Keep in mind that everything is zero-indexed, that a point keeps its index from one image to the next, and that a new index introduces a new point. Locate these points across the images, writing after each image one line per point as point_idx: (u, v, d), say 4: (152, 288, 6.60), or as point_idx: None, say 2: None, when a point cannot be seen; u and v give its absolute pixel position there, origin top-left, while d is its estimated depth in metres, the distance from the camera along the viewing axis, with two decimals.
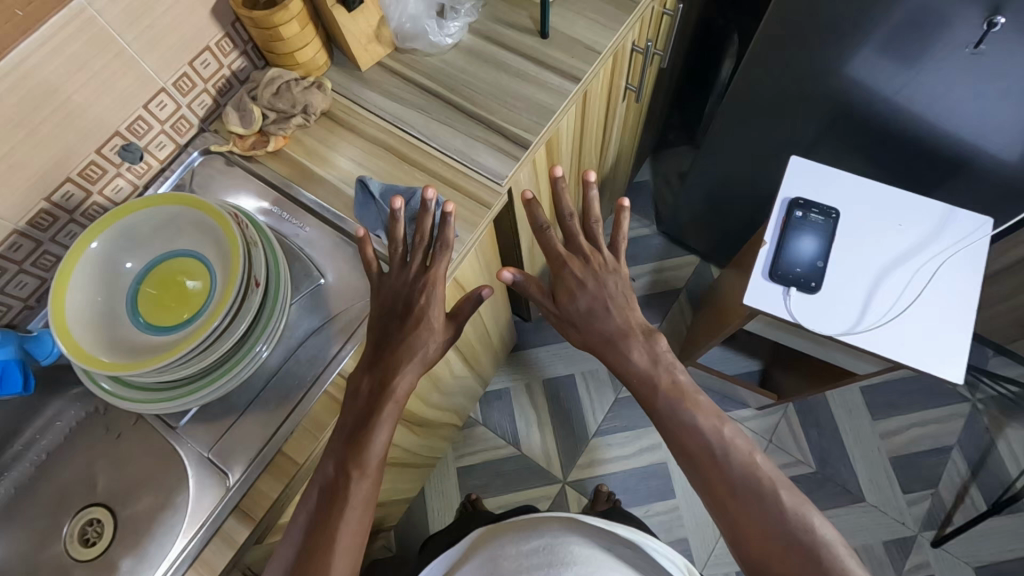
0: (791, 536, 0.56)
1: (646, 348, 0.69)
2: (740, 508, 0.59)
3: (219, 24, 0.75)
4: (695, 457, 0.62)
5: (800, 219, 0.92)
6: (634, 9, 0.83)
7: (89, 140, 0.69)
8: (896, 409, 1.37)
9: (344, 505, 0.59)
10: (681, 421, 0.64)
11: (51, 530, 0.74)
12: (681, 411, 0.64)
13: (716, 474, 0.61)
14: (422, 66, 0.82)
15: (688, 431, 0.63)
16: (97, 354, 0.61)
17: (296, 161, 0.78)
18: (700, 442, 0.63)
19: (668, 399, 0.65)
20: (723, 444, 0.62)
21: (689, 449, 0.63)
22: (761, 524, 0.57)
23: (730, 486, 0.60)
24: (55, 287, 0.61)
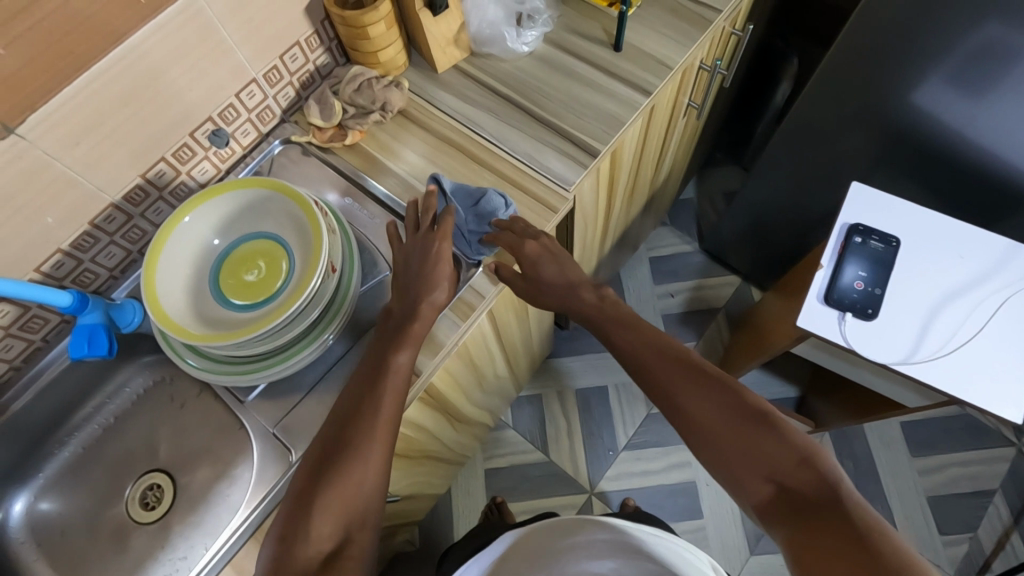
0: (775, 445, 0.55)
1: (594, 290, 0.71)
2: (717, 428, 0.58)
3: (310, 22, 0.78)
4: (671, 395, 0.61)
5: (859, 245, 0.91)
6: (707, 28, 0.84)
7: (184, 123, 0.73)
8: (936, 447, 1.34)
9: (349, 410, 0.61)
10: (651, 357, 0.64)
11: (113, 491, 0.78)
12: (654, 352, 0.65)
13: (690, 404, 0.60)
14: (496, 71, 0.84)
15: (661, 370, 0.63)
16: (184, 324, 0.64)
17: (370, 155, 0.81)
18: (674, 377, 0.62)
19: (642, 342, 0.66)
20: (695, 371, 0.62)
21: (664, 388, 0.62)
22: (743, 446, 0.56)
23: (704, 410, 0.59)
24: (149, 257, 0.65)
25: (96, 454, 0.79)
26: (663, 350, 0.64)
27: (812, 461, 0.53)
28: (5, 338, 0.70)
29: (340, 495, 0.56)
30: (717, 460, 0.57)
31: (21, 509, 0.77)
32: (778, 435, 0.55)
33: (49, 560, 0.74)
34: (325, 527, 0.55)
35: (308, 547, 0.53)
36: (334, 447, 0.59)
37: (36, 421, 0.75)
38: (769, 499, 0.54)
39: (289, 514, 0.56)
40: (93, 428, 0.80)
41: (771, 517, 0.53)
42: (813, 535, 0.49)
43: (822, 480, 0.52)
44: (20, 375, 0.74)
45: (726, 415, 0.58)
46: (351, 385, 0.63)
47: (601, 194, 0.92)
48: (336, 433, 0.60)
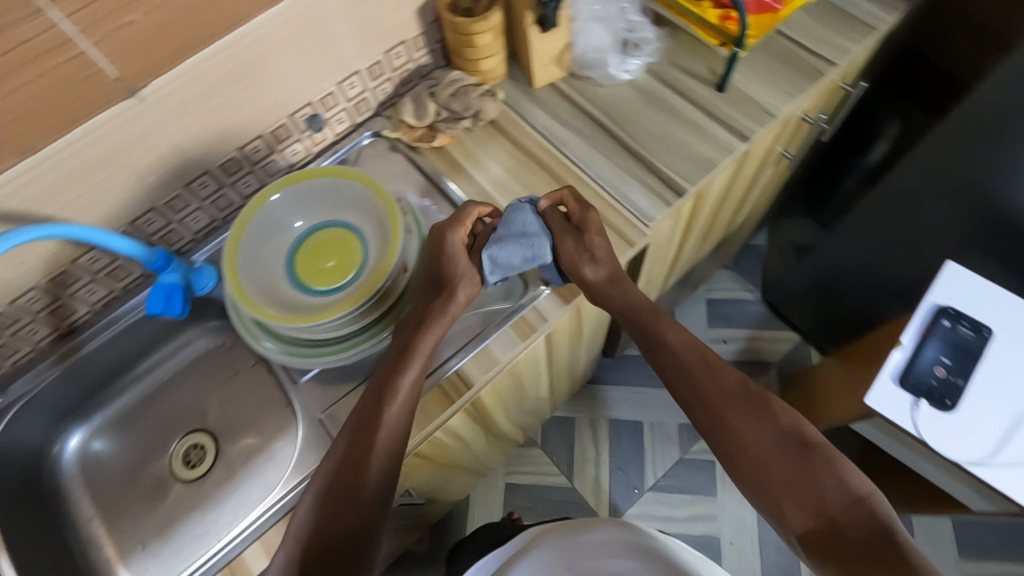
0: (828, 479, 0.56)
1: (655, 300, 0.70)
2: (773, 457, 0.59)
3: (419, 23, 0.79)
4: (727, 418, 0.62)
5: (947, 329, 0.85)
6: (818, 80, 0.81)
7: (286, 106, 0.75)
8: (988, 553, 1.24)
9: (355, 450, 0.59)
10: (706, 382, 0.64)
11: (159, 443, 0.81)
12: (709, 371, 0.65)
13: (747, 432, 0.61)
14: (592, 95, 0.83)
15: (716, 388, 0.64)
16: (255, 296, 0.66)
17: (454, 159, 0.82)
18: (732, 402, 0.63)
19: (698, 362, 0.66)
20: (754, 397, 0.63)
21: (718, 407, 0.62)
22: (796, 478, 0.57)
23: (758, 439, 0.60)
24: (235, 226, 0.67)
25: (150, 405, 0.82)
26: (718, 369, 0.65)
27: (866, 499, 0.54)
28: (91, 283, 0.73)
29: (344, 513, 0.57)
30: (767, 489, 0.58)
31: (75, 445, 0.80)
32: (828, 470, 0.56)
33: (94, 498, 0.78)
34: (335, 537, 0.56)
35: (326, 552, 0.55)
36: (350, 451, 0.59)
37: (103, 365, 0.79)
38: (817, 531, 0.55)
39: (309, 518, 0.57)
40: (152, 379, 0.83)
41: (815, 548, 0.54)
42: (865, 568, 0.49)
43: (875, 518, 0.53)
44: (97, 319, 0.77)
45: (781, 444, 0.59)
46: (364, 398, 0.63)
47: (676, 232, 0.89)
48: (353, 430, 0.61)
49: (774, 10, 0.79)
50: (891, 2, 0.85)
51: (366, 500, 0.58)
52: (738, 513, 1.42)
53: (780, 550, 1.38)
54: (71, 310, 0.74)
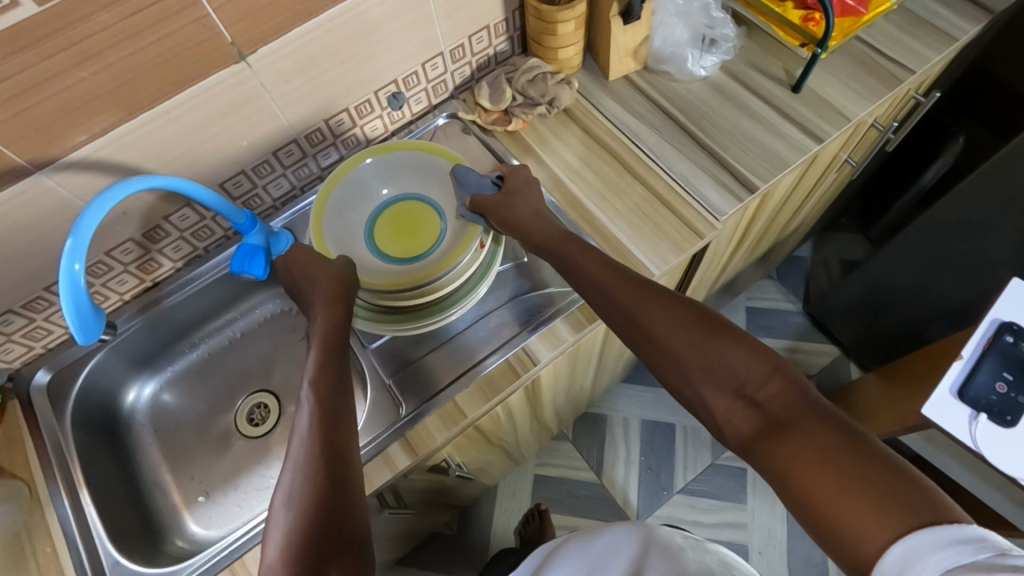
0: (746, 362, 0.49)
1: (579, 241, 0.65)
2: (688, 340, 0.52)
3: (503, 10, 0.81)
4: (642, 314, 0.55)
5: (1009, 345, 0.84)
6: (896, 87, 0.81)
7: (372, 82, 0.78)
8: None
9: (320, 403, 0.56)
10: (617, 289, 0.58)
11: (226, 399, 0.84)
12: (618, 275, 0.59)
13: (659, 322, 0.54)
14: (666, 89, 0.85)
15: (623, 290, 0.58)
16: (326, 243, 0.71)
17: (527, 144, 0.84)
18: (643, 299, 0.56)
19: (607, 267, 0.60)
20: (653, 290, 0.57)
21: (630, 311, 0.56)
22: (713, 359, 0.50)
23: (674, 334, 0.53)
24: (328, 180, 0.74)
25: (219, 363, 0.86)
26: (623, 271, 0.60)
27: (783, 370, 0.48)
28: (178, 240, 0.77)
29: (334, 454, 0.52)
30: (686, 377, 0.51)
31: (148, 395, 0.84)
32: (740, 346, 0.50)
33: (163, 446, 0.81)
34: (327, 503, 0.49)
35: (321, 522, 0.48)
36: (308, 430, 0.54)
37: (181, 320, 0.82)
38: (752, 422, 0.47)
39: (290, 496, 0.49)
40: (222, 338, 0.87)
41: (753, 444, 0.46)
42: (798, 449, 0.42)
43: (798, 394, 0.46)
44: (178, 276, 0.80)
45: (689, 324, 0.53)
46: (314, 364, 0.60)
47: (738, 231, 0.90)
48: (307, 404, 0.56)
49: (858, 13, 0.81)
50: (975, 13, 0.85)
51: (347, 460, 0.53)
52: (767, 523, 1.41)
53: (809, 563, 1.37)
54: (157, 265, 0.78)
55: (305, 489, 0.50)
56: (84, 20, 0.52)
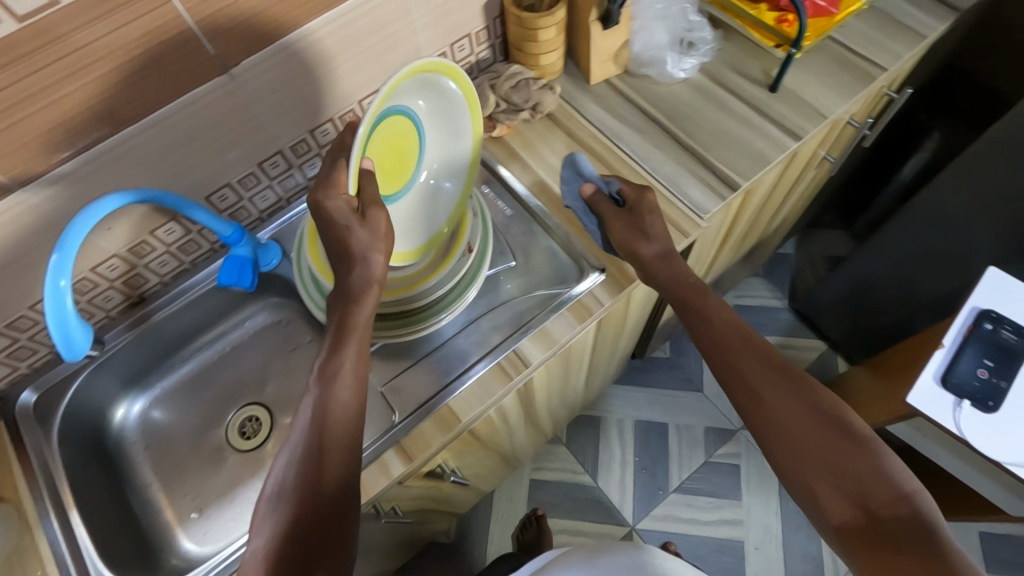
0: (867, 467, 0.50)
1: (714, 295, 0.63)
2: (812, 438, 0.52)
3: (485, 17, 0.82)
4: (764, 396, 0.55)
5: (990, 332, 0.86)
6: (870, 84, 0.83)
7: (357, 92, 0.78)
8: (1015, 568, 1.24)
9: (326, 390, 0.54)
10: (743, 361, 0.57)
11: (217, 414, 0.83)
12: (746, 346, 0.58)
13: (784, 409, 0.54)
14: (648, 92, 0.86)
15: (752, 364, 0.57)
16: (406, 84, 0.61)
17: (512, 150, 0.85)
18: (771, 380, 0.56)
19: (737, 333, 0.59)
20: (782, 371, 0.56)
21: (754, 386, 0.56)
22: (834, 463, 0.51)
23: (797, 421, 0.53)
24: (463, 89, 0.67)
25: (209, 376, 0.85)
26: (753, 342, 0.58)
27: (911, 495, 0.47)
28: (164, 255, 0.76)
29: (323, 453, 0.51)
30: (800, 470, 0.52)
31: (137, 412, 0.83)
32: (860, 455, 0.50)
33: (155, 462, 0.80)
34: (317, 517, 0.48)
35: (302, 533, 0.47)
36: (306, 429, 0.52)
37: (170, 334, 0.81)
38: (856, 525, 0.48)
39: (276, 496, 0.49)
40: (212, 352, 0.86)
41: (854, 544, 0.48)
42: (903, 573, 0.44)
43: (920, 517, 0.47)
44: (165, 291, 0.80)
45: (814, 420, 0.53)
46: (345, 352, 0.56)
47: (722, 230, 0.92)
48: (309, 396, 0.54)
49: (830, 14, 0.82)
50: (944, 12, 0.88)
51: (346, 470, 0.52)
52: (763, 518, 1.42)
53: (805, 557, 1.38)
54: (143, 280, 0.77)
55: (295, 495, 0.48)
56: (67, 36, 0.52)
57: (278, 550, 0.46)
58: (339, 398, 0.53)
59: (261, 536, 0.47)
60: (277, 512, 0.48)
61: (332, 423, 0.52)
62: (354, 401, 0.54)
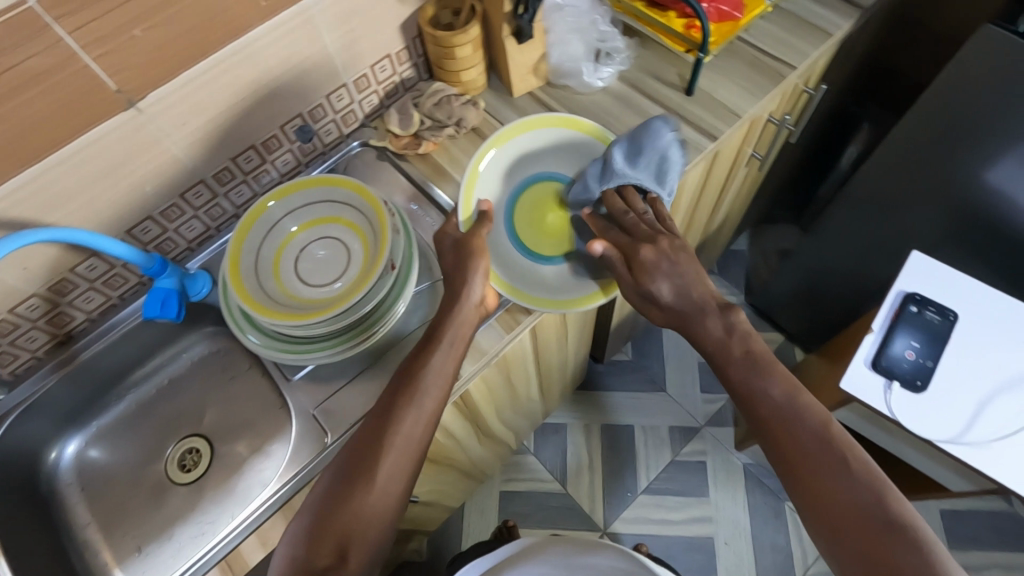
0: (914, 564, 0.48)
1: (722, 320, 0.64)
2: (855, 524, 0.51)
3: (403, 38, 0.84)
4: (812, 477, 0.54)
5: (914, 314, 0.89)
6: (781, 82, 0.86)
7: (277, 118, 0.79)
8: (977, 543, 1.26)
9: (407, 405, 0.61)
10: (790, 430, 0.56)
11: (156, 449, 0.82)
12: (794, 421, 0.56)
13: (837, 493, 0.52)
14: (570, 102, 0.88)
15: (799, 436, 0.56)
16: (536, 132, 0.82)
17: (439, 165, 0.86)
18: (821, 462, 0.54)
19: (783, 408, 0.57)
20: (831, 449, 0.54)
21: (799, 459, 0.55)
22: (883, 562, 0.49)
23: (846, 501, 0.52)
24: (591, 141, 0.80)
25: (147, 412, 0.84)
26: (804, 421, 0.56)
27: None
28: (89, 291, 0.76)
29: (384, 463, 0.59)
30: (845, 556, 0.51)
31: (72, 453, 0.81)
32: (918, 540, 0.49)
33: (92, 503, 0.79)
34: (359, 509, 0.57)
35: (344, 511, 0.57)
36: (375, 423, 0.62)
37: (103, 370, 0.81)
38: None
39: (337, 471, 0.60)
40: (150, 387, 0.85)
41: None
42: None
43: None
44: (94, 327, 0.79)
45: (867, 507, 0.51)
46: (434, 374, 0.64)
47: None
48: (388, 394, 0.63)
49: (735, 18, 0.86)
50: (846, 10, 0.91)
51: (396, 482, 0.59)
52: (732, 513, 1.43)
53: (774, 549, 1.39)
54: (69, 318, 0.76)
55: (345, 487, 0.58)
56: None
57: (324, 518, 0.57)
58: (415, 413, 0.61)
59: (321, 500, 0.59)
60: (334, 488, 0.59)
61: (397, 431, 0.60)
62: (430, 415, 0.62)
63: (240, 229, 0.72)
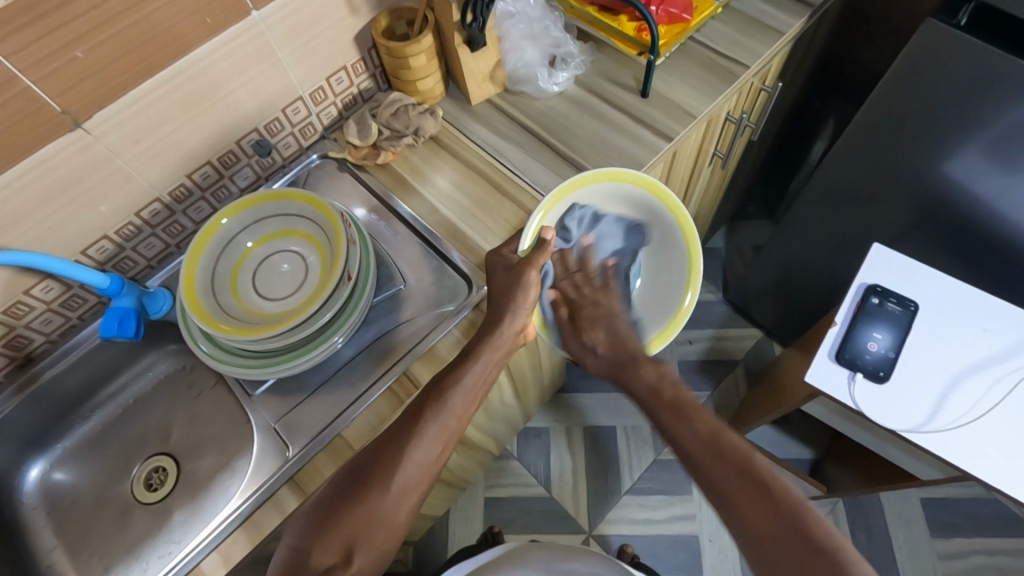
0: None
1: (655, 371, 0.68)
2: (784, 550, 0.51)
3: (358, 49, 0.84)
4: (737, 505, 0.54)
5: (876, 306, 0.89)
6: (734, 81, 0.87)
7: (233, 133, 0.79)
8: (958, 530, 1.25)
9: (429, 420, 0.62)
10: (708, 457, 0.57)
11: (122, 469, 0.82)
12: (715, 454, 0.57)
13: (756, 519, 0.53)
14: (527, 108, 0.89)
15: (719, 466, 0.56)
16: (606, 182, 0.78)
17: (399, 175, 0.86)
18: (743, 489, 0.54)
19: (700, 441, 0.59)
20: (752, 478, 0.55)
21: (723, 487, 0.55)
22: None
23: (761, 525, 0.52)
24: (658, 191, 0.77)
25: (113, 432, 0.84)
26: (721, 451, 0.57)
27: None
28: (46, 313, 0.75)
29: (399, 473, 0.59)
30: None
31: (36, 476, 0.81)
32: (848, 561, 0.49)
33: (57, 526, 0.78)
34: (366, 514, 0.57)
35: (356, 513, 0.57)
36: (395, 433, 0.62)
37: (65, 392, 0.80)
38: None
39: (349, 475, 0.60)
40: (115, 407, 0.84)
41: None
42: None
43: None
44: (53, 349, 0.79)
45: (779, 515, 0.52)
46: (463, 389, 0.64)
47: None
48: (415, 408, 0.63)
49: (684, 20, 0.88)
50: (797, 9, 0.93)
51: (405, 494, 0.60)
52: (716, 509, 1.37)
53: None
54: (27, 341, 0.76)
55: (360, 484, 0.59)
56: None
57: (332, 517, 0.58)
58: (434, 429, 0.62)
59: (331, 497, 0.59)
60: (347, 487, 0.59)
61: (416, 447, 0.61)
62: (448, 432, 0.63)
63: (197, 244, 0.72)
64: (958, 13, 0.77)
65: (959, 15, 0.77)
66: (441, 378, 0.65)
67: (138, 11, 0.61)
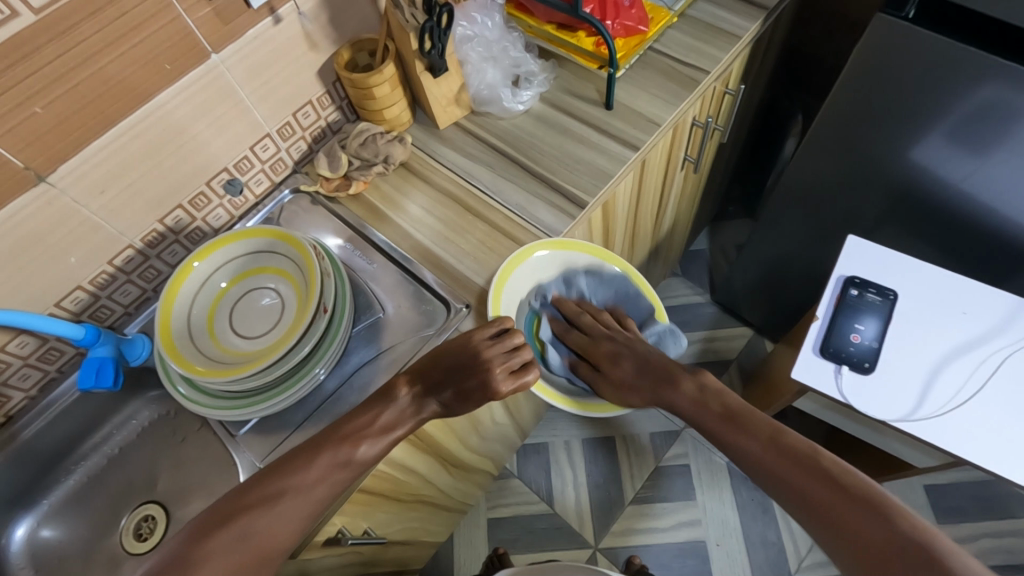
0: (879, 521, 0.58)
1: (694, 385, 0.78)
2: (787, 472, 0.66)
3: (322, 83, 0.85)
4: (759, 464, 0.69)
5: (856, 297, 0.90)
6: (696, 87, 0.88)
7: (201, 175, 0.79)
8: (964, 515, 1.25)
9: (312, 473, 0.62)
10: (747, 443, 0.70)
11: (110, 520, 0.80)
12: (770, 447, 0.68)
13: (859, 526, 0.59)
14: (494, 128, 0.89)
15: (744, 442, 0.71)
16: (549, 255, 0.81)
17: (371, 203, 0.86)
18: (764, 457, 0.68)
19: (767, 449, 0.68)
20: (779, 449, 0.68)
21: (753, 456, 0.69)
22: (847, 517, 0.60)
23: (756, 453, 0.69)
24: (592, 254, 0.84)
25: (99, 484, 0.82)
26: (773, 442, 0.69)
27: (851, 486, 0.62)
28: (23, 368, 0.75)
29: (276, 526, 0.59)
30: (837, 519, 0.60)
31: (23, 535, 0.80)
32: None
33: None
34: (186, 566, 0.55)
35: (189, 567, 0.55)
36: (273, 485, 0.61)
37: (48, 446, 0.80)
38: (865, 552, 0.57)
39: (190, 535, 0.58)
40: (100, 457, 0.83)
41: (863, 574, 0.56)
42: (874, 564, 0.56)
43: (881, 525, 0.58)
44: (34, 405, 0.78)
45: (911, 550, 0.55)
46: (360, 453, 0.64)
47: (595, 245, 0.93)
48: (270, 468, 0.63)
49: (640, 32, 0.90)
50: (751, 12, 0.94)
51: (249, 541, 0.58)
52: (720, 512, 1.34)
53: (766, 543, 1.30)
54: (6, 398, 0.75)
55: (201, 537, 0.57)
56: None
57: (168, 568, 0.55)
58: (318, 483, 0.62)
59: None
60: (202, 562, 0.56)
61: (285, 502, 0.60)
62: (333, 484, 0.63)
63: (171, 288, 0.72)
64: (906, 5, 0.78)
65: (908, 6, 0.78)
66: (328, 442, 0.65)
67: (93, 64, 0.62)
